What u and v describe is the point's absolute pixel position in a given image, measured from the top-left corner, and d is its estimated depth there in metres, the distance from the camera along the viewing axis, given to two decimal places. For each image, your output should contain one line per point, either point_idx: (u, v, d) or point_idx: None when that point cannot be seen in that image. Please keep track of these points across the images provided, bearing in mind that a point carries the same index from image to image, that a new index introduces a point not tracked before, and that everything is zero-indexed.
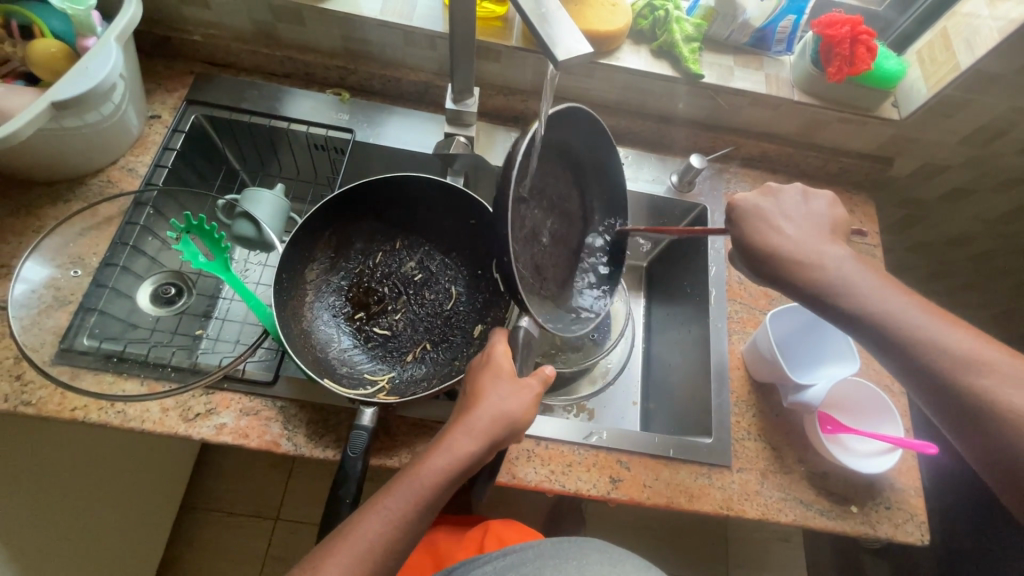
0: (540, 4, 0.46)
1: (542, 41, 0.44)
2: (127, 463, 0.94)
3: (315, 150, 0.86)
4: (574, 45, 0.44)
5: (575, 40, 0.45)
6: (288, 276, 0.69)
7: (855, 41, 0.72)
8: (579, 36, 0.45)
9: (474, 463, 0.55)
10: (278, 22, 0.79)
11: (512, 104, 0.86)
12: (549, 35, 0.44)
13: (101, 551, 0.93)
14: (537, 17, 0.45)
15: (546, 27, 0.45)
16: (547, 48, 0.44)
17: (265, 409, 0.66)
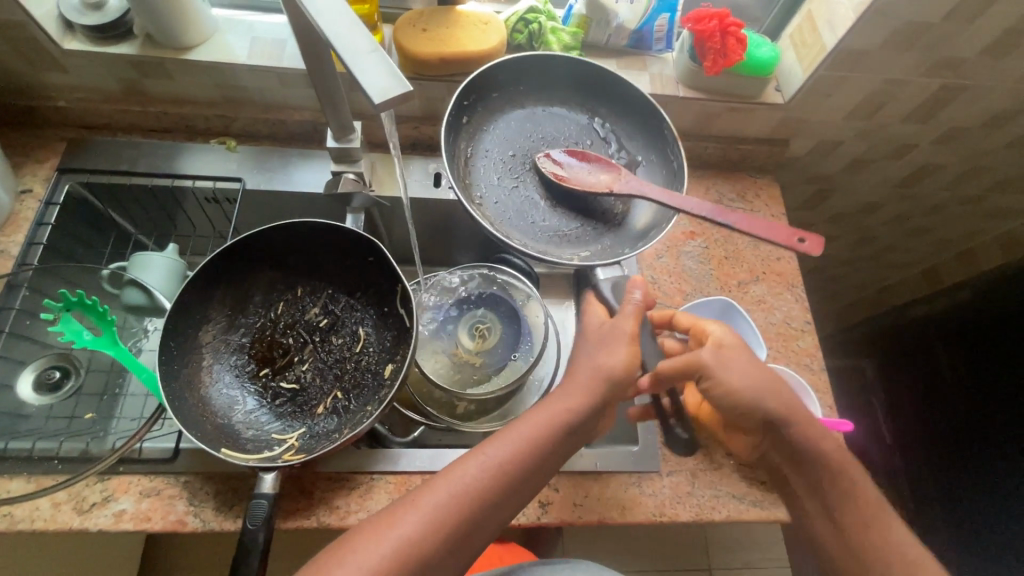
0: (367, 43, 0.42)
1: (359, 81, 0.41)
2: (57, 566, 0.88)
3: (207, 203, 0.83)
4: (393, 83, 0.41)
5: (394, 77, 0.41)
6: (177, 344, 0.66)
7: (725, 34, 0.73)
8: (400, 76, 0.41)
9: (575, 422, 0.56)
10: (143, 77, 0.75)
11: (405, 133, 0.84)
12: (364, 76, 0.41)
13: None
14: (353, 58, 0.41)
15: (363, 69, 0.41)
16: (362, 90, 0.40)
17: (168, 487, 0.63)
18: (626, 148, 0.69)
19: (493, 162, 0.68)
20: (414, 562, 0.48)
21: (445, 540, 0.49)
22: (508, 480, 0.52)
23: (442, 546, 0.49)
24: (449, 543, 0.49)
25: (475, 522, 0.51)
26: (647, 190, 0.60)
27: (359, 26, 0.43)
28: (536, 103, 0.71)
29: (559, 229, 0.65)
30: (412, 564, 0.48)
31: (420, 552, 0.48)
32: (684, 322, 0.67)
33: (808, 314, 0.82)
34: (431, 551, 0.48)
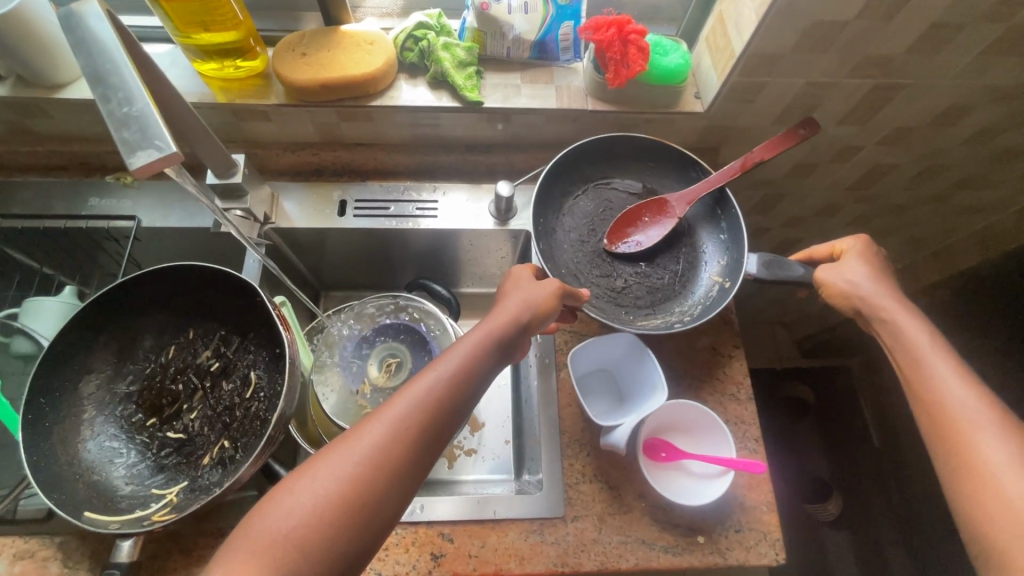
0: (134, 96, 0.39)
1: (119, 145, 0.38)
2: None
3: (106, 241, 0.80)
4: (155, 145, 0.38)
5: (159, 139, 0.38)
6: (50, 400, 0.63)
7: (625, 42, 0.67)
8: (166, 135, 0.38)
9: (508, 336, 0.55)
10: (24, 117, 0.73)
11: (307, 159, 0.81)
12: (120, 133, 0.38)
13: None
14: (113, 116, 0.38)
15: (123, 127, 0.38)
16: (121, 155, 0.37)
17: (43, 548, 0.61)
18: (639, 178, 0.79)
19: (591, 277, 0.74)
20: (389, 463, 0.45)
21: (414, 446, 0.46)
22: (465, 382, 0.50)
23: (411, 449, 0.46)
24: (417, 447, 0.46)
25: (441, 427, 0.48)
26: (698, 192, 0.73)
27: (130, 82, 0.40)
28: (555, 220, 0.77)
29: (677, 275, 0.76)
30: (386, 467, 0.44)
31: (394, 455, 0.45)
32: (820, 253, 0.68)
33: (736, 337, 0.76)
34: (403, 455, 0.45)
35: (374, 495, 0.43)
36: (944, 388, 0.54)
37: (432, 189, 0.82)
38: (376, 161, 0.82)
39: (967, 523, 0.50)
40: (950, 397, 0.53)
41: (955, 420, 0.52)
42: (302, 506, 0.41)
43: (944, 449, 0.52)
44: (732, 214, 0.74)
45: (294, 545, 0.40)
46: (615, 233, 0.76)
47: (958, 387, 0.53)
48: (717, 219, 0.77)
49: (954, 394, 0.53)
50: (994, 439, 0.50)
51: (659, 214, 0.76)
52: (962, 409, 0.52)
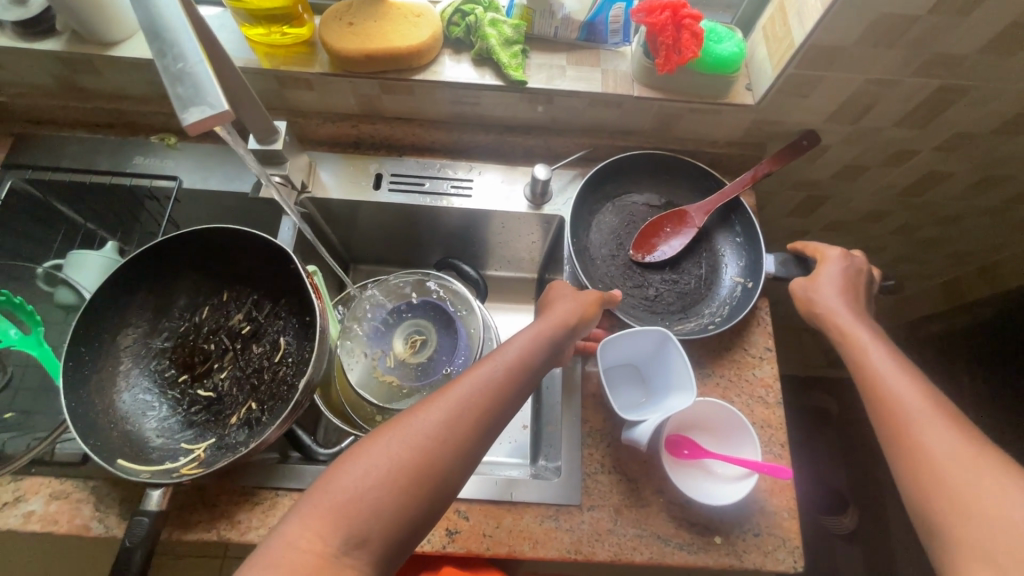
0: (187, 54, 0.39)
1: (173, 101, 0.38)
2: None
3: (149, 200, 0.82)
4: (208, 103, 0.38)
5: (212, 97, 0.38)
6: (89, 349, 0.65)
7: (679, 27, 0.65)
8: (219, 93, 0.39)
9: (560, 339, 0.56)
10: (76, 73, 0.74)
11: (345, 131, 0.80)
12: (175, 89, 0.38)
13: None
14: (167, 72, 0.39)
15: (177, 84, 0.39)
16: (174, 110, 0.38)
17: (76, 491, 0.63)
18: (654, 192, 0.80)
19: (623, 287, 0.75)
20: (455, 440, 0.45)
21: (476, 427, 0.47)
22: (524, 372, 0.51)
23: (472, 431, 0.46)
24: (481, 428, 0.47)
25: (497, 415, 0.49)
26: (715, 203, 0.76)
27: (185, 39, 0.40)
28: (581, 236, 0.77)
29: (704, 279, 0.76)
30: (452, 442, 0.45)
31: (456, 433, 0.45)
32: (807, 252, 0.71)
33: (769, 340, 0.74)
34: (468, 434, 0.46)
35: (441, 470, 0.44)
36: (883, 374, 0.55)
37: (468, 168, 0.82)
38: (414, 136, 0.81)
39: (920, 516, 0.48)
40: (891, 388, 0.53)
41: (891, 402, 0.53)
42: (372, 472, 0.42)
43: (887, 437, 0.52)
44: (746, 217, 0.76)
45: (364, 510, 0.41)
46: (641, 243, 0.76)
47: (895, 376, 0.54)
48: (730, 225, 0.78)
49: (890, 378, 0.54)
50: (933, 421, 0.50)
51: (680, 224, 0.77)
52: (897, 392, 0.53)
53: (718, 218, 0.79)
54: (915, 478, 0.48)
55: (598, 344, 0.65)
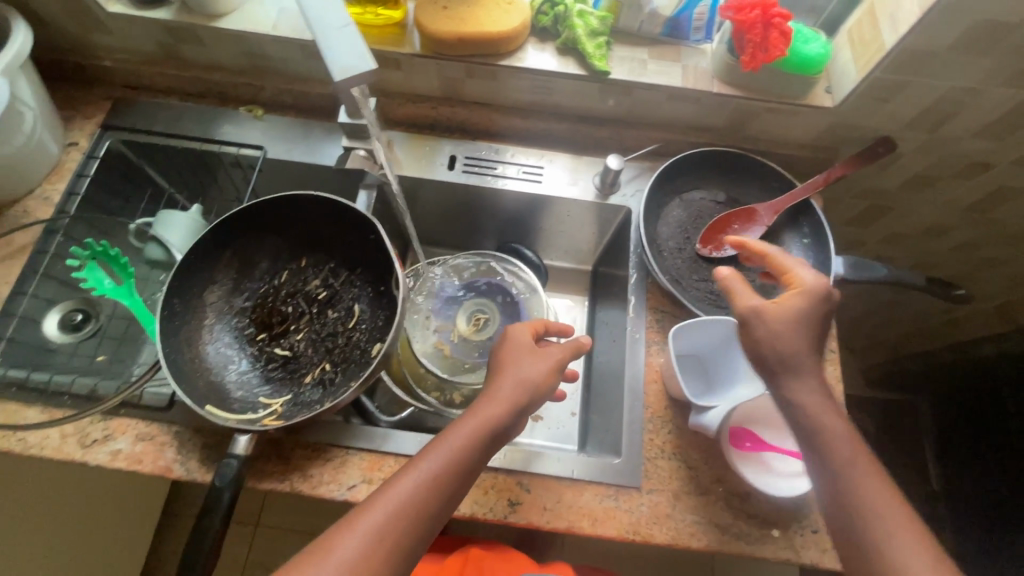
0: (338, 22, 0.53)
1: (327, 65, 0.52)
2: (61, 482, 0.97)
3: (232, 168, 0.86)
4: (352, 64, 0.52)
5: (355, 59, 0.52)
6: (181, 301, 0.69)
7: (768, 25, 0.66)
8: (363, 54, 0.52)
9: (498, 430, 0.56)
10: (179, 42, 0.78)
11: (425, 112, 0.83)
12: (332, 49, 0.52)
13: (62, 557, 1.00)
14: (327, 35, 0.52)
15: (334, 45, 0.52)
16: (326, 67, 0.51)
17: (160, 434, 0.67)
18: (722, 189, 0.82)
19: (690, 281, 0.76)
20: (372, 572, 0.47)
21: (395, 549, 0.49)
22: (449, 483, 0.52)
23: (392, 555, 0.48)
24: (417, 530, 0.50)
25: (423, 529, 0.51)
26: (785, 202, 0.76)
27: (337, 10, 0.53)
28: (650, 228, 0.78)
29: (768, 277, 0.77)
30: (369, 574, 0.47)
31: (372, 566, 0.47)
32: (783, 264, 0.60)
33: (832, 342, 0.74)
34: (403, 542, 0.49)
35: None
36: (847, 460, 0.51)
37: (539, 156, 0.84)
38: (490, 122, 0.84)
39: None
40: (852, 476, 0.51)
41: (845, 481, 0.51)
42: None
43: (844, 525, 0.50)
44: (816, 218, 0.77)
45: None
46: (709, 238, 0.77)
47: (855, 463, 0.51)
48: (796, 225, 0.79)
49: (842, 451, 0.52)
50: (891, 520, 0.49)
51: (748, 222, 0.77)
52: (864, 483, 0.50)
53: (786, 218, 0.79)
54: (875, 571, 0.48)
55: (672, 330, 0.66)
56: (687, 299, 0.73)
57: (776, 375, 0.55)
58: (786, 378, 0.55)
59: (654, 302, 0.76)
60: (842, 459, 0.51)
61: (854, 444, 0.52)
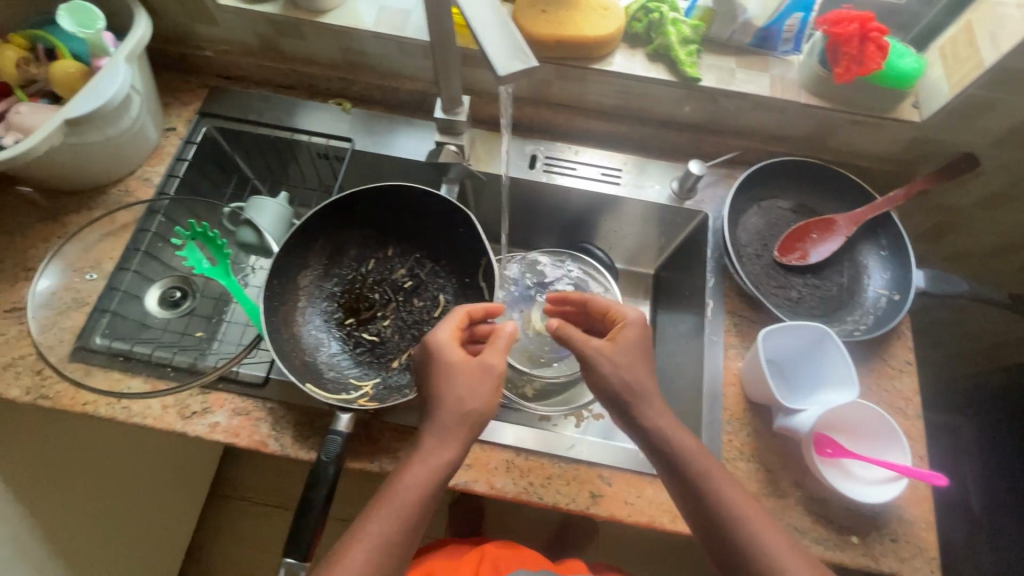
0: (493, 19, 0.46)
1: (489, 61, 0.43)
2: (131, 451, 1.02)
3: (318, 158, 0.89)
4: (518, 63, 0.44)
5: (520, 59, 0.44)
6: (280, 283, 0.72)
7: (864, 39, 0.67)
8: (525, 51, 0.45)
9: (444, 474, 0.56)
10: (281, 36, 0.82)
11: (509, 112, 0.86)
12: (495, 48, 0.44)
13: (126, 522, 1.05)
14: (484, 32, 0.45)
15: (492, 42, 0.45)
16: (491, 64, 0.43)
17: (256, 410, 0.69)
18: (800, 198, 0.82)
19: (768, 287, 0.77)
20: None
21: None
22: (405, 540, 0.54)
23: None
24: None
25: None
26: (866, 213, 0.77)
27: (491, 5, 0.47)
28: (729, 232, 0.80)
29: (845, 287, 0.78)
30: None
31: None
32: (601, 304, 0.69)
33: (910, 354, 0.75)
34: None
35: None
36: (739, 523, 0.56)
37: (616, 159, 0.86)
38: (570, 124, 0.86)
39: None
40: (721, 498, 0.57)
41: (713, 506, 0.57)
42: None
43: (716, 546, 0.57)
44: (895, 230, 0.78)
45: None
46: (786, 246, 0.79)
47: (721, 484, 0.58)
48: (874, 237, 0.80)
49: (711, 478, 0.58)
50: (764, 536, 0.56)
51: (826, 232, 0.78)
52: (759, 541, 0.55)
53: (863, 230, 0.80)
54: None
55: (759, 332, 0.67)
56: (767, 302, 0.75)
57: (671, 439, 0.59)
58: (677, 443, 0.59)
59: (731, 306, 0.77)
60: (729, 524, 0.56)
61: (734, 488, 0.58)
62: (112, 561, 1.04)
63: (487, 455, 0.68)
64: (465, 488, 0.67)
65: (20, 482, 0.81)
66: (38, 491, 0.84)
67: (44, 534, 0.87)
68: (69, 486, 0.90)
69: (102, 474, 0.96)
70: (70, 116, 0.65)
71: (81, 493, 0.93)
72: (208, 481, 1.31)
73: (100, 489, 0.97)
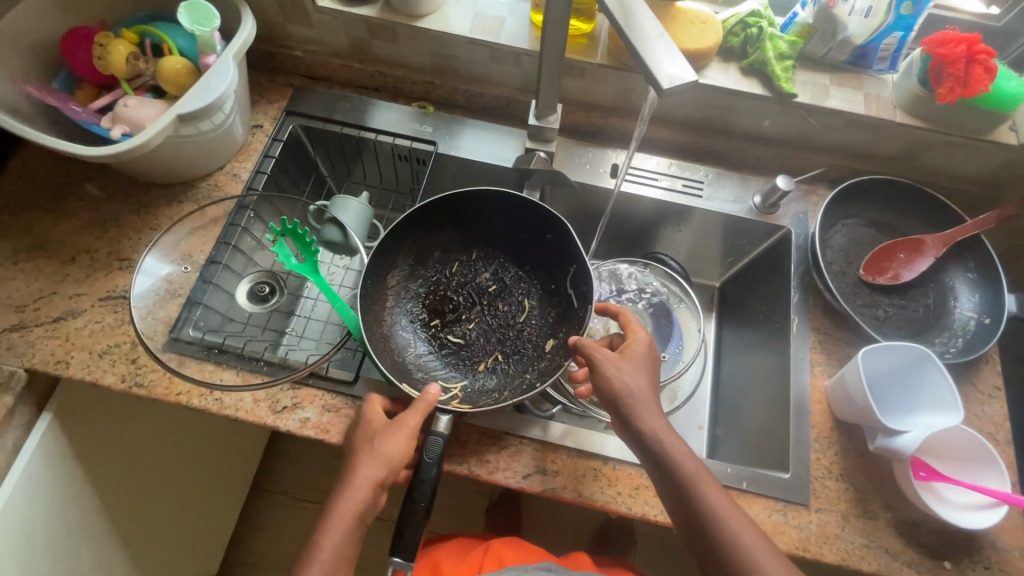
0: (647, 30, 0.48)
1: (645, 71, 0.47)
2: (194, 441, 1.03)
3: (398, 159, 0.90)
4: (677, 72, 0.46)
5: (680, 69, 0.46)
6: (373, 282, 0.72)
7: (971, 61, 0.66)
8: (682, 61, 0.47)
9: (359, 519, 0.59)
10: (373, 39, 0.84)
11: (592, 120, 0.86)
12: (656, 61, 0.47)
13: (182, 511, 1.06)
14: (640, 45, 0.47)
15: (650, 55, 0.47)
16: (655, 80, 0.46)
17: (345, 407, 0.70)
18: (884, 217, 0.82)
19: (855, 305, 0.77)
20: None
21: None
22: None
23: None
24: None
25: None
26: (959, 233, 0.75)
27: (647, 15, 0.49)
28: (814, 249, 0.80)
29: (934, 308, 0.77)
30: None
31: None
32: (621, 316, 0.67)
33: (999, 379, 0.73)
34: None
35: None
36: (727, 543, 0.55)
37: (697, 170, 0.86)
38: (652, 135, 0.87)
39: None
40: (709, 501, 0.57)
41: (698, 507, 0.57)
42: None
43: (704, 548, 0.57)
44: (985, 253, 0.76)
45: None
46: (871, 265, 0.79)
47: (707, 487, 0.57)
48: (962, 260, 0.79)
49: (698, 481, 0.57)
50: (756, 546, 0.55)
51: (914, 252, 0.78)
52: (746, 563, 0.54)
53: (949, 252, 0.79)
54: None
55: (861, 350, 0.67)
56: (858, 320, 0.74)
57: (668, 450, 0.58)
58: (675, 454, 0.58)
59: (816, 323, 0.77)
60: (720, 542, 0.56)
61: (716, 491, 0.58)
62: (167, 550, 1.05)
63: (575, 463, 0.68)
64: (555, 494, 0.67)
65: (97, 468, 0.82)
66: (112, 477, 0.85)
67: (113, 521, 0.88)
68: (138, 474, 0.91)
69: (167, 464, 0.97)
70: (184, 112, 0.68)
71: (148, 481, 0.94)
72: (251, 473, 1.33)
73: (165, 480, 0.98)
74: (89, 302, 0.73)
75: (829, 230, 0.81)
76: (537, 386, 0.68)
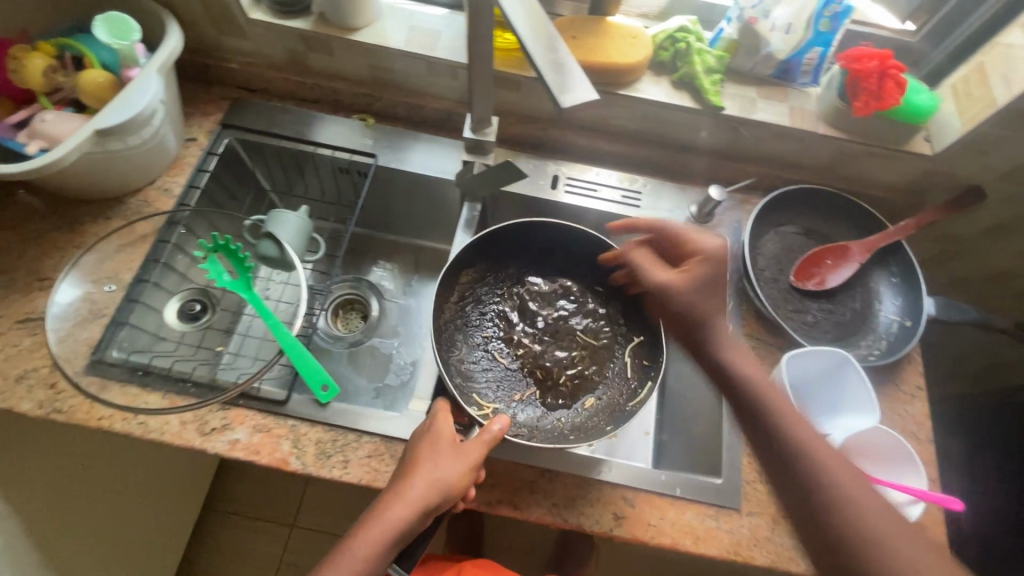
0: (553, 51, 0.48)
1: (551, 89, 0.47)
2: (132, 464, 0.99)
3: (339, 173, 0.89)
4: (580, 93, 0.47)
5: (581, 89, 0.47)
6: (447, 283, 0.78)
7: (884, 76, 0.70)
8: (586, 82, 0.48)
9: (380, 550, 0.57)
10: (309, 51, 0.83)
11: (532, 131, 0.87)
12: (558, 81, 0.47)
13: (126, 535, 1.02)
14: (547, 65, 0.47)
15: (556, 76, 0.47)
16: (557, 98, 0.46)
17: (277, 427, 0.69)
18: (813, 224, 0.85)
19: (785, 310, 0.79)
20: None
21: None
22: None
23: None
24: None
25: None
26: (881, 239, 0.78)
27: (554, 36, 0.49)
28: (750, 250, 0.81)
29: (862, 313, 0.79)
30: None
31: None
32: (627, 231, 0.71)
33: (920, 379, 0.76)
34: None
35: None
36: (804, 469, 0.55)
37: (636, 181, 0.87)
38: (591, 146, 0.88)
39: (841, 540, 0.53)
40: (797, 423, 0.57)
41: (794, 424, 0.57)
42: None
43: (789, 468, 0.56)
44: (906, 258, 0.80)
45: None
46: (801, 271, 0.81)
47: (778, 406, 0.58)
48: (886, 265, 0.82)
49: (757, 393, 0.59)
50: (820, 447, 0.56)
51: (841, 258, 0.80)
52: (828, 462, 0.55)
53: (875, 257, 0.82)
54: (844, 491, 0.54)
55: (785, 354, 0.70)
56: (786, 326, 0.77)
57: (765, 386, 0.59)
58: (750, 373, 0.60)
59: (749, 329, 0.79)
60: (809, 462, 0.55)
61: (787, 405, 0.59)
62: None
63: (513, 477, 0.68)
64: (493, 509, 0.67)
65: (22, 497, 0.78)
66: (39, 506, 0.82)
67: (43, 552, 0.84)
68: (70, 503, 0.87)
69: (104, 489, 0.93)
70: (101, 126, 0.66)
71: (82, 508, 0.90)
72: (202, 492, 1.30)
73: (102, 505, 0.94)
74: (5, 325, 0.69)
75: (760, 237, 0.83)
76: (568, 438, 0.71)
